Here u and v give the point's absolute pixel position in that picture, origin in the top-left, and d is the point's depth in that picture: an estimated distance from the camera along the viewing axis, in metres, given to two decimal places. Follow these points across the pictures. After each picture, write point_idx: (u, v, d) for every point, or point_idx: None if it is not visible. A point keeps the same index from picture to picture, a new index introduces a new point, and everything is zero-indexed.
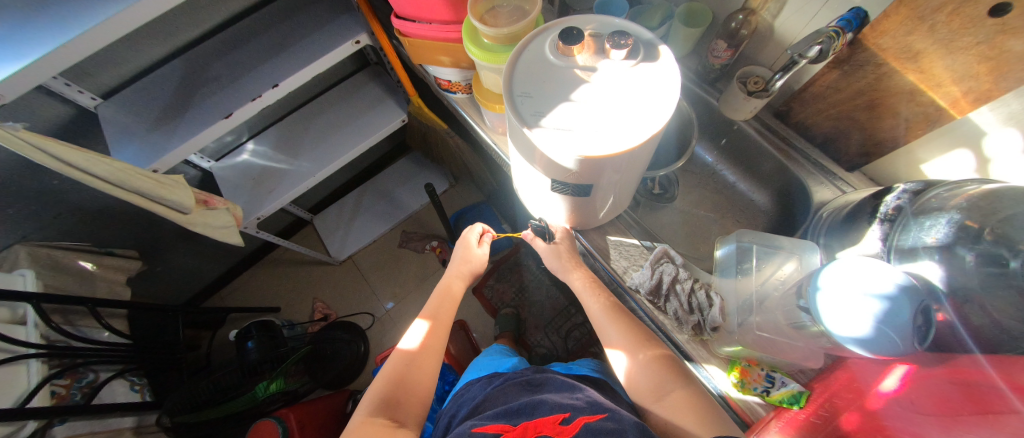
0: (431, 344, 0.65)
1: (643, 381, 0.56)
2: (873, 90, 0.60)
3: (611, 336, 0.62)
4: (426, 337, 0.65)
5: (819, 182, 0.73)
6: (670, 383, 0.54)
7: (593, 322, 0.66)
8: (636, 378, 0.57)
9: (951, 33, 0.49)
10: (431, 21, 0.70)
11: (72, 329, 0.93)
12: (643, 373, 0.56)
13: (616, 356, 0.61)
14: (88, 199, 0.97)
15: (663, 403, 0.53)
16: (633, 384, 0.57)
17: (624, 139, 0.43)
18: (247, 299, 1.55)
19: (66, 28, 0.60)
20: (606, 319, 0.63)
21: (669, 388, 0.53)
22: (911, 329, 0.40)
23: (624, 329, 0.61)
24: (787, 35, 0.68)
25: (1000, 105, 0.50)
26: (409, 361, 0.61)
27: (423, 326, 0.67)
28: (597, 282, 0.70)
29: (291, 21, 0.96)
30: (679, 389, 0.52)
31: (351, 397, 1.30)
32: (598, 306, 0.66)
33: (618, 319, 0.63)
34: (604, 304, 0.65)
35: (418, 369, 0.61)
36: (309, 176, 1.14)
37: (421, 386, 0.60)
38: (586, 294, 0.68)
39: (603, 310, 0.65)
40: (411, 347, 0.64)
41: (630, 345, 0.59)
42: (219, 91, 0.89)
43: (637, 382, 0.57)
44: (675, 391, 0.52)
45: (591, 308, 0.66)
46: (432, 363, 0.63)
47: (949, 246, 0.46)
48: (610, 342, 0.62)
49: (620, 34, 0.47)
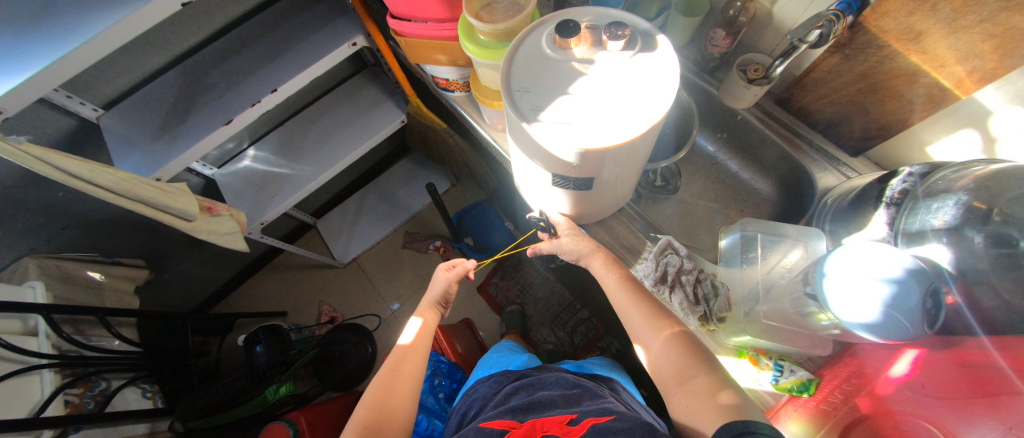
0: (421, 338, 0.70)
1: (667, 365, 0.53)
2: (875, 73, 0.60)
3: (633, 319, 0.60)
4: (418, 332, 0.71)
5: (823, 168, 0.72)
6: (694, 368, 0.50)
7: (615, 305, 0.63)
8: (658, 363, 0.54)
9: (954, 11, 0.48)
10: (426, 19, 0.70)
11: (83, 338, 0.94)
12: (665, 357, 0.53)
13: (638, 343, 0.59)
14: (95, 209, 0.98)
15: (686, 387, 0.49)
16: (656, 370, 0.54)
17: (624, 130, 0.43)
18: (255, 304, 1.56)
19: (63, 42, 0.60)
20: (628, 301, 0.61)
21: (693, 372, 0.50)
22: (920, 313, 0.39)
23: (651, 314, 0.58)
24: (786, 20, 0.67)
25: (1006, 83, 0.49)
26: (403, 354, 0.66)
27: (417, 322, 0.74)
28: (615, 263, 0.66)
29: (287, 25, 0.96)
30: (704, 374, 0.49)
31: (359, 398, 1.31)
32: (617, 284, 0.63)
33: (641, 302, 0.60)
34: (624, 283, 0.62)
35: (408, 363, 0.65)
36: (311, 180, 1.14)
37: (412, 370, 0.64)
38: (606, 276, 0.65)
39: (625, 291, 0.62)
40: (405, 342, 0.69)
41: (650, 329, 0.57)
42: (218, 98, 0.89)
43: (659, 367, 0.54)
44: (699, 376, 0.49)
45: (609, 285, 0.63)
46: (421, 356, 0.67)
47: (957, 228, 0.46)
48: (633, 327, 0.59)
49: (616, 24, 0.47)
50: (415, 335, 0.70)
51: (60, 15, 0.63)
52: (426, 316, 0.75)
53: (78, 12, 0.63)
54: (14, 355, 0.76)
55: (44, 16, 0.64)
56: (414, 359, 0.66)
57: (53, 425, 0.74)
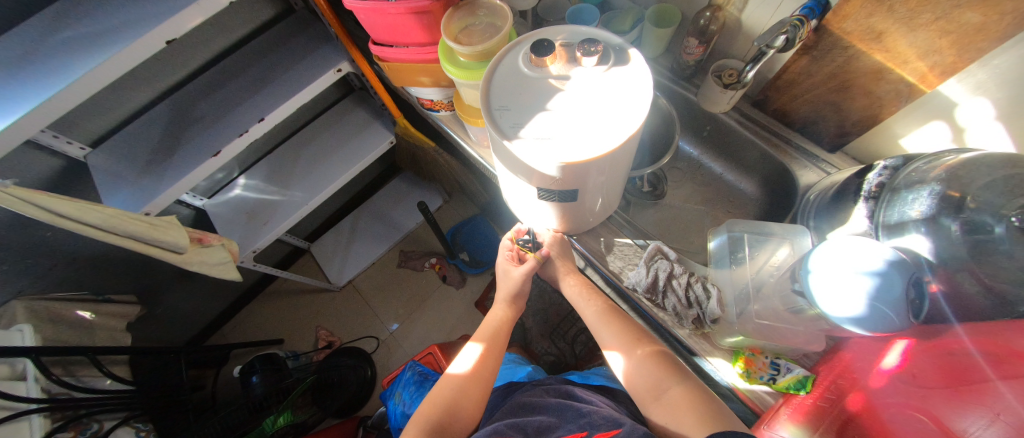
0: (482, 369, 0.66)
1: (642, 380, 0.55)
2: (843, 73, 0.62)
3: (606, 338, 0.62)
4: (477, 362, 0.67)
5: (803, 165, 0.74)
6: (667, 380, 0.52)
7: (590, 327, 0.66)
8: (634, 378, 0.56)
9: (910, 11, 0.50)
10: (407, 44, 0.71)
11: (73, 380, 0.92)
12: (640, 373, 0.55)
13: (614, 357, 0.60)
14: (84, 247, 0.97)
15: (662, 400, 0.51)
16: (633, 385, 0.56)
17: (602, 142, 0.44)
18: (251, 333, 1.54)
19: (49, 84, 0.61)
20: (601, 322, 0.64)
21: (666, 385, 0.52)
22: (905, 303, 0.40)
23: (622, 331, 0.61)
24: (755, 26, 0.69)
25: (967, 76, 0.51)
26: (462, 386, 0.63)
27: (475, 349, 0.69)
28: (592, 287, 0.71)
29: (272, 56, 0.98)
30: (677, 385, 0.51)
31: (360, 424, 1.27)
32: (595, 310, 0.66)
33: (613, 321, 0.63)
34: (598, 307, 0.66)
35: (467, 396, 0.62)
36: (302, 205, 1.15)
37: (468, 401, 0.62)
38: (583, 303, 0.69)
39: (598, 313, 0.65)
40: (462, 372, 0.65)
41: (624, 345, 0.59)
42: (205, 129, 0.90)
43: (635, 382, 0.56)
44: (672, 388, 0.51)
45: (587, 312, 0.67)
46: (479, 393, 0.63)
47: (934, 217, 0.47)
48: (607, 344, 0.61)
49: (589, 41, 0.49)
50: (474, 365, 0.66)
51: (45, 59, 0.64)
52: (486, 342, 0.70)
53: (64, 55, 0.64)
54: (3, 401, 0.74)
55: (29, 60, 0.65)
56: (474, 391, 0.63)
57: None
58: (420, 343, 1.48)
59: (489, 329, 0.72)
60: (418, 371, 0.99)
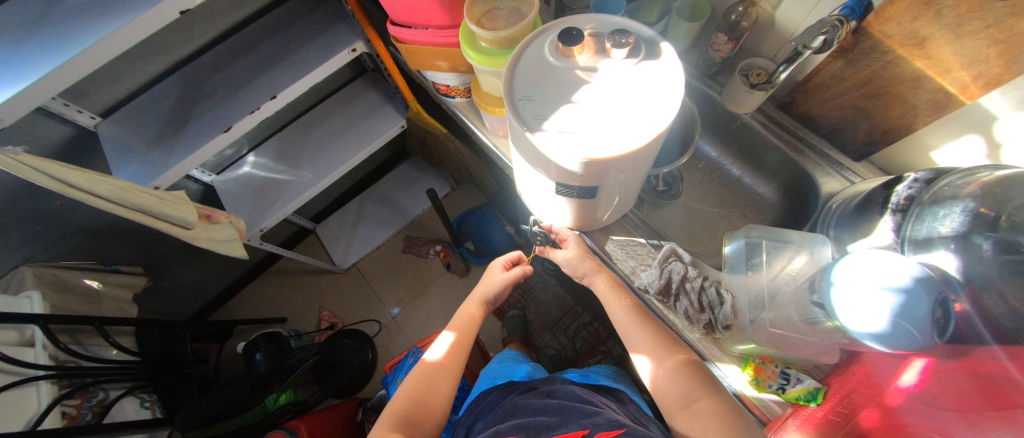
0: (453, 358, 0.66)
1: (671, 388, 0.53)
2: (879, 78, 0.59)
3: (636, 340, 0.61)
4: (448, 352, 0.67)
5: (826, 173, 0.72)
6: (698, 391, 0.51)
7: (620, 329, 0.64)
8: (662, 384, 0.55)
9: (959, 17, 0.47)
10: (427, 26, 0.69)
11: (80, 348, 0.93)
12: (669, 380, 0.54)
13: (641, 361, 0.59)
14: (93, 218, 0.97)
15: (690, 410, 0.50)
16: (660, 391, 0.55)
17: (628, 140, 0.42)
18: (254, 310, 1.55)
19: (61, 50, 0.60)
20: (632, 323, 0.62)
21: (697, 395, 0.51)
22: (929, 323, 0.39)
23: (654, 336, 0.59)
24: (788, 25, 0.67)
25: (1012, 89, 0.49)
26: (433, 371, 0.64)
27: (449, 337, 0.70)
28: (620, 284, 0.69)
29: (286, 32, 0.96)
30: (707, 397, 0.50)
31: (361, 405, 1.30)
32: (625, 312, 0.64)
33: (645, 324, 0.61)
34: (630, 307, 0.64)
35: (439, 382, 0.63)
36: (310, 186, 1.14)
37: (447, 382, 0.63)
38: (611, 299, 0.67)
39: (629, 314, 0.63)
40: (435, 359, 0.66)
41: (656, 352, 0.58)
42: (216, 104, 0.88)
43: (662, 388, 0.55)
44: (703, 399, 0.50)
45: (616, 312, 0.65)
46: (445, 389, 0.62)
47: (965, 235, 0.45)
48: (635, 347, 0.60)
49: (620, 32, 0.47)
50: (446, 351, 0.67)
51: (58, 24, 0.63)
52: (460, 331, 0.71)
53: (77, 20, 0.63)
54: (12, 366, 0.75)
55: (42, 24, 0.63)
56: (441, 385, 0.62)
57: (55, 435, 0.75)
58: (421, 329, 1.49)
59: (463, 318, 0.73)
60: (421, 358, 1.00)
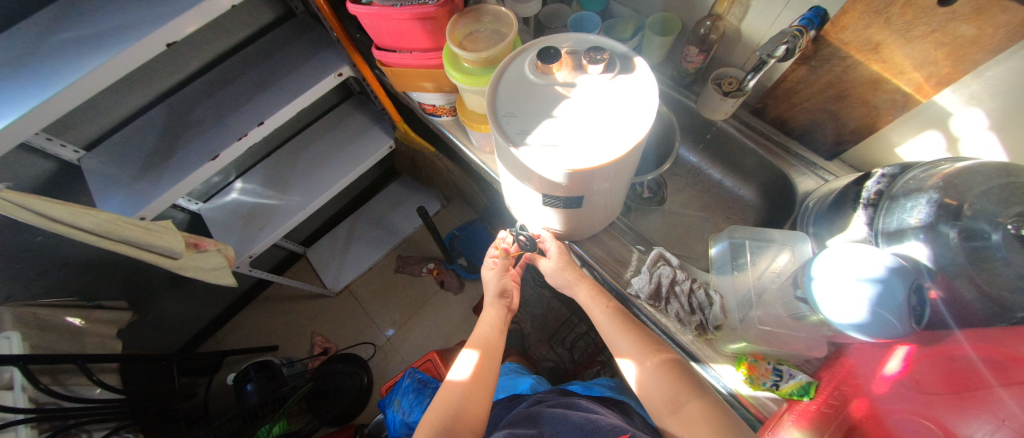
0: (482, 373, 0.64)
1: (657, 390, 0.54)
2: (841, 82, 0.63)
3: (621, 345, 0.61)
4: (476, 368, 0.65)
5: (801, 172, 0.75)
6: (686, 394, 0.52)
7: (604, 335, 0.64)
8: (648, 388, 0.55)
9: (906, 23, 0.51)
10: (410, 49, 0.71)
11: (62, 389, 0.90)
12: (656, 383, 0.55)
13: (626, 365, 0.59)
14: (75, 252, 0.95)
15: (678, 415, 0.51)
16: (647, 396, 0.55)
17: (609, 150, 0.44)
18: (243, 340, 1.52)
19: (45, 86, 0.60)
20: (615, 328, 0.62)
21: (684, 398, 0.51)
22: (907, 311, 0.41)
23: (636, 339, 0.60)
24: (754, 36, 0.71)
25: (961, 87, 0.53)
26: (463, 394, 0.61)
27: (472, 355, 0.67)
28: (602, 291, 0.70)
29: (272, 59, 0.97)
30: (694, 399, 0.51)
31: (357, 432, 1.24)
32: (606, 317, 0.65)
33: (628, 328, 0.62)
34: (611, 313, 0.65)
35: (472, 399, 0.60)
36: (300, 209, 1.13)
37: (479, 404, 0.60)
38: (593, 306, 0.68)
39: (610, 319, 0.64)
40: (462, 379, 0.63)
41: (639, 353, 0.58)
42: (203, 133, 0.89)
43: (649, 391, 0.55)
44: (690, 402, 0.51)
45: (599, 319, 0.66)
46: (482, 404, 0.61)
47: (932, 225, 0.47)
48: (620, 351, 0.61)
49: (595, 49, 0.49)
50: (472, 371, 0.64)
51: (42, 60, 0.63)
52: (482, 347, 0.69)
53: (62, 57, 0.63)
54: None
55: (26, 61, 0.64)
56: (476, 401, 0.60)
57: None
58: (417, 348, 1.47)
59: (485, 335, 0.71)
60: (418, 378, 0.99)
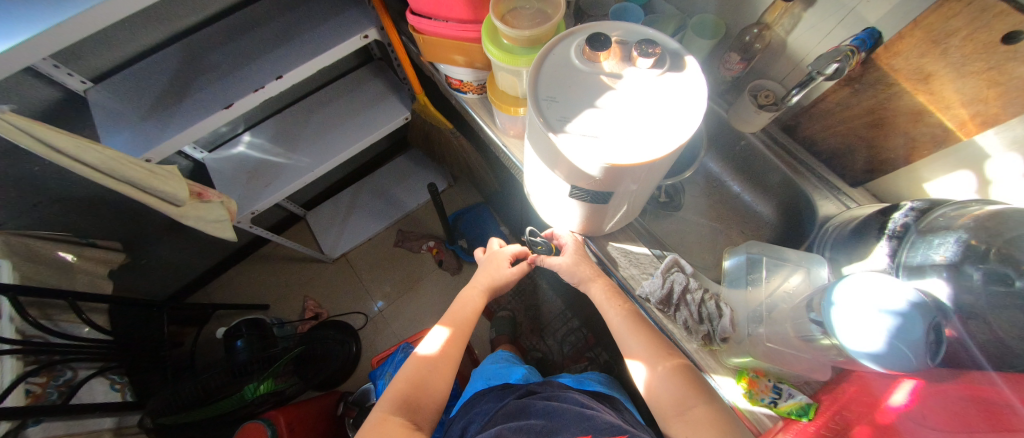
0: (449, 351, 0.65)
1: (666, 394, 0.55)
2: (882, 109, 0.62)
3: (631, 346, 0.61)
4: (445, 344, 0.66)
5: (824, 196, 0.74)
6: (692, 398, 0.53)
7: (615, 333, 0.65)
8: (657, 390, 0.56)
9: (963, 57, 0.50)
10: (447, 19, 0.68)
11: (49, 324, 0.88)
12: (664, 386, 0.55)
13: (636, 367, 0.60)
14: (74, 187, 0.93)
15: (684, 417, 0.52)
16: (654, 396, 0.56)
17: (651, 148, 0.43)
18: (235, 295, 1.50)
19: (58, 7, 0.56)
20: (627, 329, 0.63)
21: (692, 403, 0.52)
22: (924, 346, 0.40)
23: (648, 341, 0.60)
24: (800, 51, 0.69)
25: (1005, 129, 0.51)
26: (429, 365, 0.62)
27: (443, 332, 0.68)
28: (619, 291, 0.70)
29: (296, 11, 0.93)
30: (702, 404, 0.52)
31: (342, 398, 1.27)
32: (619, 316, 0.65)
33: (639, 329, 0.62)
34: (625, 313, 0.64)
35: (434, 375, 0.61)
36: (307, 171, 1.11)
37: (435, 391, 0.60)
38: (607, 305, 0.67)
39: (624, 320, 0.64)
40: (431, 353, 0.64)
41: (651, 356, 0.59)
42: (217, 80, 0.85)
43: (657, 394, 0.56)
44: (697, 406, 0.52)
45: (613, 318, 0.65)
46: (442, 384, 0.61)
47: (957, 265, 0.47)
48: (630, 351, 0.61)
49: (647, 42, 0.47)
50: (442, 346, 0.65)
51: None
52: (455, 326, 0.69)
53: None
54: None
55: None
56: (438, 379, 0.61)
57: (25, 414, 0.71)
58: (409, 324, 1.47)
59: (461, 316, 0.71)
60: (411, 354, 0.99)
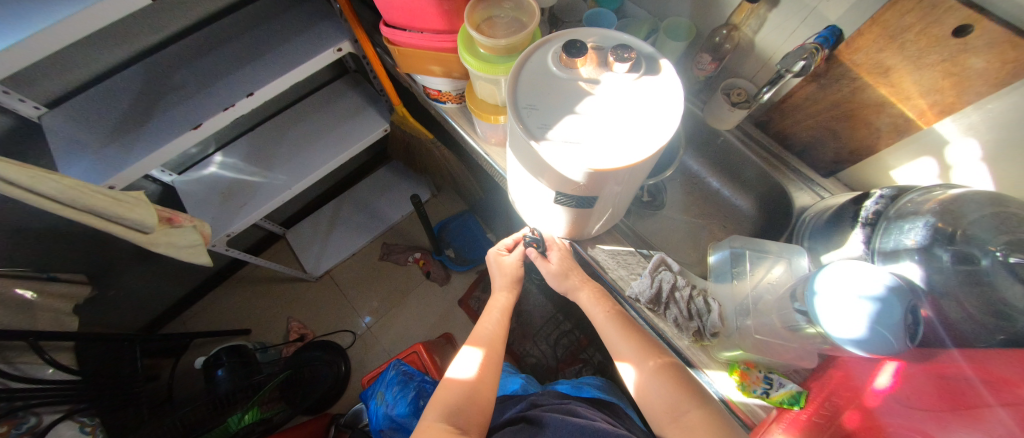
0: (485, 376, 0.62)
1: (659, 398, 0.55)
2: (848, 102, 0.64)
3: (622, 349, 0.61)
4: (481, 368, 0.63)
5: (798, 187, 0.77)
6: (686, 402, 0.53)
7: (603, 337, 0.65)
8: (648, 393, 0.56)
9: (919, 50, 0.52)
10: (422, 30, 0.68)
11: (8, 368, 0.81)
12: (656, 389, 0.56)
13: (625, 368, 0.61)
14: (30, 219, 0.87)
15: (678, 423, 0.52)
16: (646, 399, 0.56)
17: (632, 152, 0.43)
18: (214, 322, 1.44)
19: (5, 31, 0.53)
20: (615, 332, 0.63)
21: (685, 407, 0.52)
22: (903, 329, 0.41)
23: (639, 343, 0.61)
24: (768, 50, 0.71)
25: (961, 117, 0.55)
26: (470, 390, 0.60)
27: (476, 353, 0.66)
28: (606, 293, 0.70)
29: (265, 26, 0.91)
30: (696, 409, 0.52)
31: (332, 422, 1.22)
32: (603, 314, 0.67)
33: (628, 332, 0.62)
34: (611, 315, 0.65)
35: (480, 393, 0.60)
36: (285, 189, 1.08)
37: (483, 400, 0.60)
38: (593, 307, 0.69)
39: (609, 320, 0.65)
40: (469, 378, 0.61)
41: (638, 357, 0.59)
42: (184, 100, 0.82)
43: (649, 396, 0.56)
44: (691, 411, 0.52)
45: (598, 317, 0.67)
46: (491, 392, 0.61)
47: (927, 247, 0.49)
48: (620, 355, 0.62)
49: (622, 47, 0.48)
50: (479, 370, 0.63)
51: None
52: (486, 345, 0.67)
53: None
54: None
55: None
56: (482, 397, 0.60)
57: None
58: (399, 338, 1.44)
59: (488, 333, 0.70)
60: (403, 371, 0.97)
